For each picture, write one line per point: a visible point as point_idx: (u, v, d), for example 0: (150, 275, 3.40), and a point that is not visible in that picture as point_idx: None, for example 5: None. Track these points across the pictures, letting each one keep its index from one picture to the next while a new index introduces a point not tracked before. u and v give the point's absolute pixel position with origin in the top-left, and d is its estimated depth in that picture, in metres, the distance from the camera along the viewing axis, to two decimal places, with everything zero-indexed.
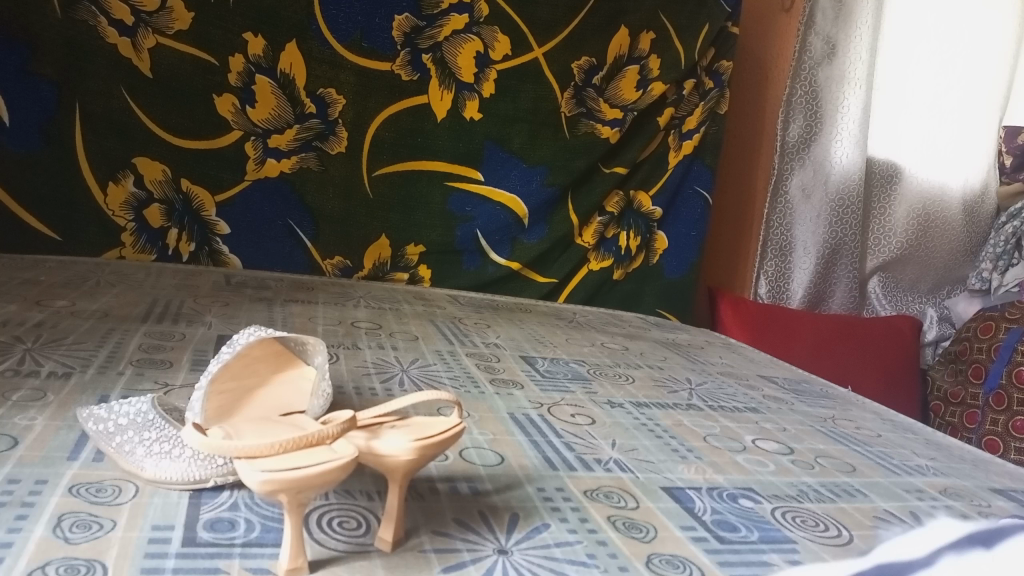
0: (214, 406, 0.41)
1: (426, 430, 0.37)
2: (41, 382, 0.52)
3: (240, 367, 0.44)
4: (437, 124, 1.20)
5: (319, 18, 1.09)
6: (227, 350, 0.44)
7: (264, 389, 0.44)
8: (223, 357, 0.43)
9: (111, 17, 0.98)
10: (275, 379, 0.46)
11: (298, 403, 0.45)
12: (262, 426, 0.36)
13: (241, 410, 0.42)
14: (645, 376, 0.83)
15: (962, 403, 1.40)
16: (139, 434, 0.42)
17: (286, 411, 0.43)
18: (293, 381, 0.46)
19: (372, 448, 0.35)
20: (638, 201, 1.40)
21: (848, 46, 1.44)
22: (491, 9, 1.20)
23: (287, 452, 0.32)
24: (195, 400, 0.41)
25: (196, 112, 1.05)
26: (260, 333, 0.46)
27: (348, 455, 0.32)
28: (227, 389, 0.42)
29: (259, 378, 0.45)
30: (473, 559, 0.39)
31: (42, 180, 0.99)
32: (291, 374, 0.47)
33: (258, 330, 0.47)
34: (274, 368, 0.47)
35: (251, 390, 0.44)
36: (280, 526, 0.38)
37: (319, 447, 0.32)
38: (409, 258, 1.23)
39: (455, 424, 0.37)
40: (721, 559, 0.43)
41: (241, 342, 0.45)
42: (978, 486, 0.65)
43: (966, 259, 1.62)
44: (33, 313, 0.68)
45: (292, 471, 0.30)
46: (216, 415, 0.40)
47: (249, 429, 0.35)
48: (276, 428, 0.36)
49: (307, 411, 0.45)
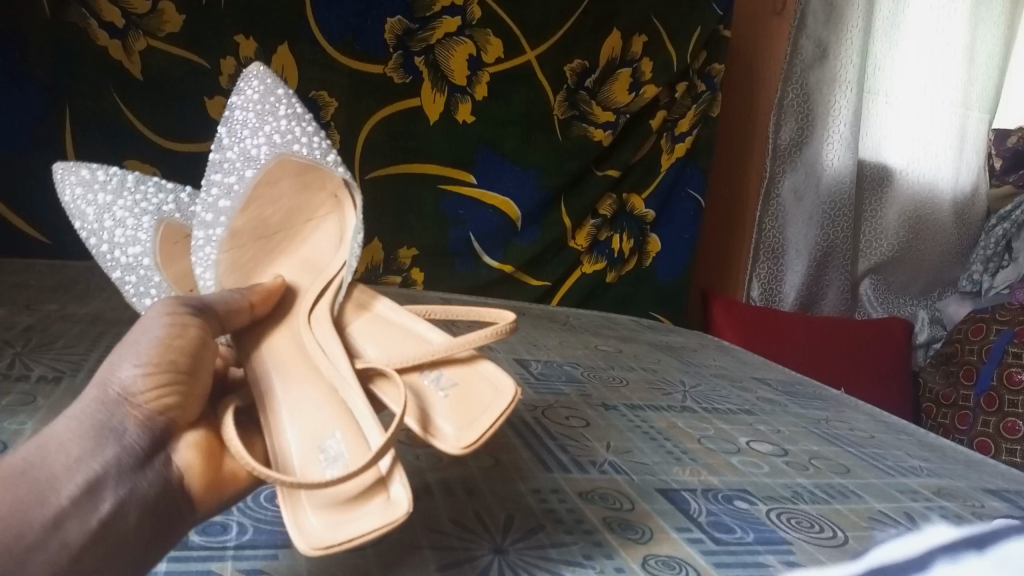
0: (222, 261, 0.51)
1: (481, 418, 0.39)
2: (31, 386, 0.53)
3: (248, 211, 0.51)
4: (430, 126, 1.20)
5: (309, 20, 1.08)
6: (240, 170, 0.50)
7: (298, 234, 0.54)
8: (234, 192, 0.50)
9: (101, 20, 0.97)
10: (308, 208, 0.54)
11: (319, 252, 0.53)
12: (305, 388, 0.44)
13: (273, 263, 0.54)
14: (638, 378, 0.83)
15: (953, 405, 1.41)
16: (152, 191, 0.56)
17: (336, 282, 0.51)
18: (335, 202, 0.53)
19: (430, 437, 0.39)
20: (631, 204, 1.40)
21: (838, 49, 1.44)
22: (483, 12, 1.19)
23: (340, 508, 0.35)
24: (194, 239, 0.51)
25: (186, 115, 1.05)
26: (274, 146, 0.51)
27: (403, 512, 0.34)
28: (237, 236, 0.51)
29: (284, 207, 0.53)
30: (470, 558, 0.40)
31: (32, 185, 0.98)
32: (328, 185, 0.53)
33: (279, 82, 0.55)
34: (297, 177, 0.52)
35: (275, 230, 0.53)
36: (269, 530, 0.42)
37: (374, 495, 0.35)
38: (401, 261, 1.23)
39: (506, 407, 0.39)
40: (717, 561, 0.44)
41: (252, 151, 0.51)
42: (970, 486, 0.66)
43: (955, 260, 1.63)
44: (22, 317, 0.68)
45: (340, 541, 0.33)
46: (176, 272, 0.53)
47: (294, 391, 0.44)
48: (312, 396, 0.44)
49: (327, 258, 0.53)
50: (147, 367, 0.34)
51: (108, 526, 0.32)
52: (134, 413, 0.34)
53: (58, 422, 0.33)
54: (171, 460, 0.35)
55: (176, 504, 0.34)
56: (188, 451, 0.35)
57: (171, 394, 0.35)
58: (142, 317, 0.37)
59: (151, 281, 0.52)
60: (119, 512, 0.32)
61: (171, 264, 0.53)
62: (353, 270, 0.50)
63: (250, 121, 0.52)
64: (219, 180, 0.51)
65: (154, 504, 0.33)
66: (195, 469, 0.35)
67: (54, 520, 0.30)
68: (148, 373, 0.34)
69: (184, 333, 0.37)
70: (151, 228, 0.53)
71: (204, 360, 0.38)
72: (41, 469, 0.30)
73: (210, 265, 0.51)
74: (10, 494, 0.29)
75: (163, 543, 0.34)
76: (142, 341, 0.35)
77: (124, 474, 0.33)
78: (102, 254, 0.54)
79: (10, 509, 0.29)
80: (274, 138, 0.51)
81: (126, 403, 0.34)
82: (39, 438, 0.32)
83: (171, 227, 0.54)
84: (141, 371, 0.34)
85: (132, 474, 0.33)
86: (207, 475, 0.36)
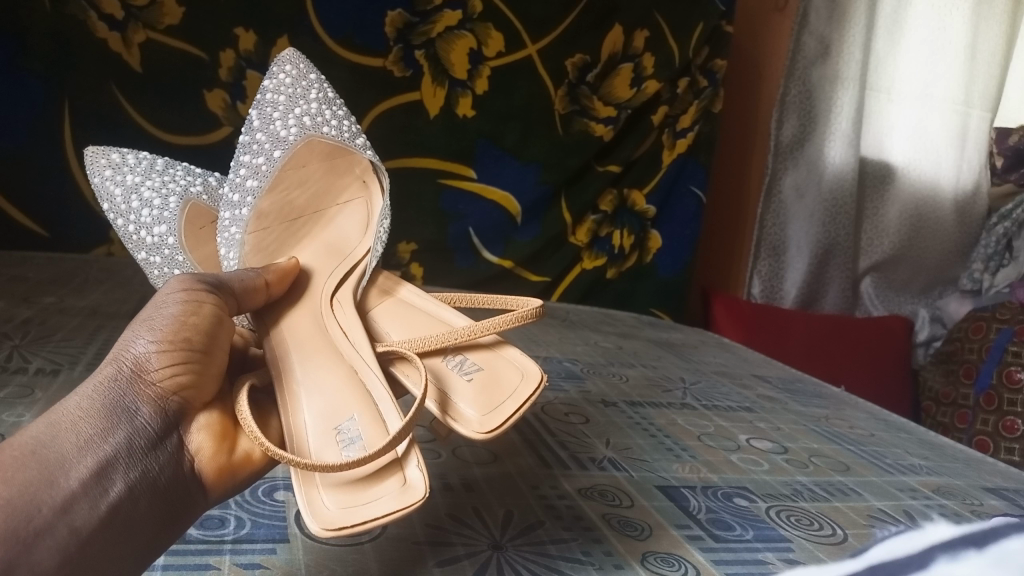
0: (249, 240, 0.55)
1: (503, 403, 0.42)
2: (28, 379, 0.53)
3: (275, 191, 0.55)
4: (429, 121, 1.20)
5: (309, 13, 1.08)
6: (269, 151, 0.55)
7: (323, 217, 0.58)
8: (260, 166, 0.55)
9: (100, 12, 0.97)
10: (332, 192, 0.59)
11: (349, 233, 0.58)
12: (322, 369, 0.47)
13: (296, 245, 0.57)
14: (639, 375, 0.83)
15: (953, 404, 1.42)
16: (181, 178, 0.61)
17: (359, 268, 0.55)
18: (359, 186, 0.59)
19: (450, 419, 0.41)
20: (632, 200, 1.39)
21: (840, 45, 1.44)
22: (484, 6, 1.18)
23: (356, 488, 0.37)
24: (221, 220, 0.55)
25: (185, 108, 1.04)
26: (305, 128, 0.56)
27: (419, 496, 0.35)
28: (264, 217, 0.55)
29: (309, 191, 0.57)
30: (468, 553, 0.40)
31: (32, 177, 0.99)
32: (354, 170, 0.58)
33: (309, 66, 0.60)
34: (324, 160, 0.57)
35: (301, 214, 0.57)
36: (268, 524, 0.42)
37: (390, 476, 0.37)
38: (400, 256, 1.23)
39: (526, 401, 0.41)
40: (717, 558, 0.43)
41: (282, 133, 0.56)
42: (970, 485, 0.66)
43: (957, 258, 1.62)
44: (20, 309, 0.68)
45: (351, 527, 0.34)
46: (201, 254, 0.59)
47: (312, 368, 0.47)
48: (330, 374, 0.47)
49: (355, 238, 0.57)
50: (161, 344, 0.38)
51: (121, 510, 0.34)
52: (146, 392, 0.37)
53: (69, 401, 0.36)
54: (185, 444, 0.39)
55: (185, 489, 0.38)
56: (201, 435, 0.39)
57: (187, 373, 0.39)
58: (159, 293, 0.41)
59: (176, 260, 0.58)
60: (129, 493, 0.35)
61: (197, 246, 0.59)
62: (377, 256, 0.55)
63: (281, 104, 0.58)
64: (248, 162, 0.55)
65: (163, 488, 0.36)
66: (207, 450, 0.39)
67: (63, 504, 0.32)
68: (161, 351, 0.38)
69: (199, 311, 0.41)
70: (176, 209, 0.59)
71: (218, 341, 0.42)
72: (52, 448, 0.33)
73: (235, 244, 0.55)
74: (22, 476, 0.31)
75: (173, 525, 0.36)
76: (158, 317, 0.40)
77: (135, 456, 0.36)
78: (129, 234, 0.60)
79: (22, 492, 0.31)
80: (304, 121, 0.57)
81: (140, 384, 0.37)
82: (51, 416, 0.34)
83: (194, 212, 0.60)
84: (154, 348, 0.38)
85: (146, 458, 0.36)
86: (219, 459, 0.39)
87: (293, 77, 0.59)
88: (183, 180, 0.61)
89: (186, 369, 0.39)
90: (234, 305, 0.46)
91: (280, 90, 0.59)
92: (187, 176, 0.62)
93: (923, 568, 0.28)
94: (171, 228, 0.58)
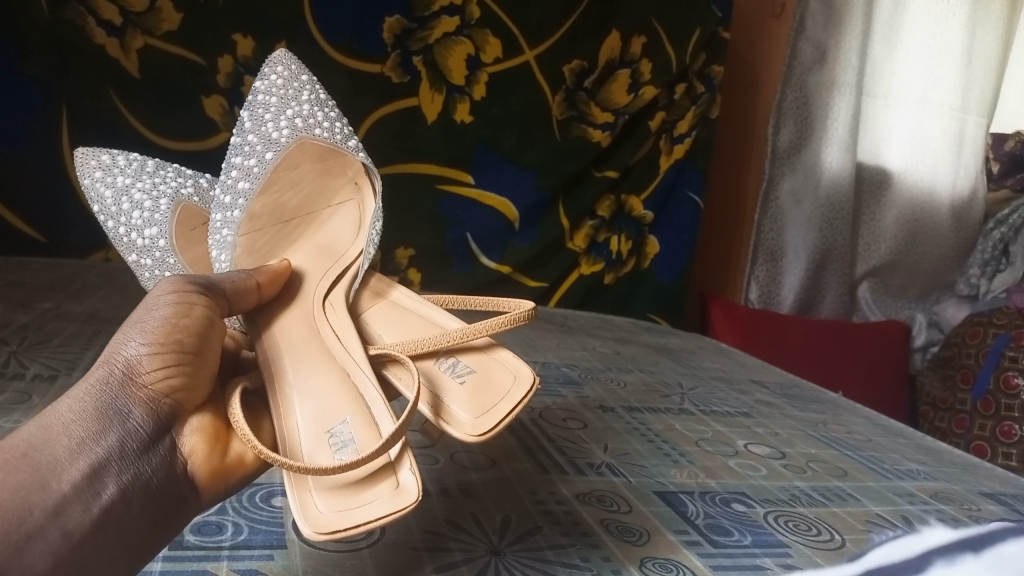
0: (240, 242, 0.56)
1: (497, 405, 0.42)
2: (25, 384, 0.53)
3: (267, 193, 0.55)
4: (427, 126, 1.20)
5: (308, 19, 1.08)
6: (260, 153, 0.55)
7: (317, 218, 0.58)
8: (252, 165, 0.55)
9: (99, 18, 0.97)
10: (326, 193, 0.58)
11: (342, 235, 0.57)
12: (314, 372, 0.47)
13: (291, 247, 0.58)
14: (636, 381, 0.83)
15: (950, 409, 1.42)
16: (172, 179, 0.61)
17: (351, 269, 0.55)
18: (352, 188, 0.58)
19: (442, 421, 0.41)
20: (629, 205, 1.39)
21: (836, 52, 1.44)
22: (482, 11, 1.19)
23: (348, 491, 0.36)
24: (213, 222, 0.55)
25: (184, 113, 1.04)
26: (296, 130, 0.56)
27: (412, 499, 0.35)
28: (256, 218, 0.55)
29: (303, 193, 0.57)
30: (466, 559, 0.40)
31: (30, 183, 0.99)
32: (347, 172, 0.58)
33: (301, 67, 0.61)
34: (317, 162, 0.56)
35: (294, 215, 0.57)
36: (266, 530, 0.42)
37: (382, 480, 0.37)
38: (398, 261, 1.23)
39: (517, 405, 0.41)
40: (715, 563, 0.43)
41: (274, 134, 0.56)
42: (967, 490, 0.66)
43: (955, 263, 1.62)
44: (18, 315, 0.68)
45: (343, 530, 0.34)
46: (193, 256, 0.59)
47: (306, 370, 0.47)
48: (324, 376, 0.47)
49: (347, 241, 0.57)
50: (153, 346, 0.38)
51: (114, 513, 0.34)
52: (139, 395, 0.37)
53: (61, 403, 0.36)
54: (177, 446, 0.38)
55: (179, 491, 0.38)
56: (194, 437, 0.39)
57: (179, 376, 0.39)
58: (150, 295, 0.41)
59: (166, 262, 0.58)
60: (121, 496, 0.35)
61: (188, 248, 0.59)
62: (369, 258, 0.55)
63: (273, 105, 0.57)
64: (239, 163, 0.55)
65: (155, 491, 0.36)
66: (200, 452, 0.39)
67: (56, 507, 0.32)
68: (152, 353, 0.38)
69: (191, 313, 0.41)
70: (167, 212, 0.59)
71: (210, 342, 0.42)
72: (43, 451, 0.33)
73: (227, 246, 0.55)
74: (13, 480, 0.31)
75: (166, 528, 0.36)
76: (150, 319, 0.39)
77: (127, 459, 0.36)
78: (119, 236, 0.60)
79: (13, 496, 0.31)
80: (296, 123, 0.57)
81: (131, 386, 0.37)
82: (42, 419, 0.34)
83: (185, 214, 0.60)
84: (146, 351, 0.38)
85: (140, 460, 0.36)
86: (213, 462, 0.39)
87: (285, 79, 0.59)
88: (174, 182, 0.61)
89: (177, 371, 0.39)
90: (225, 307, 0.46)
91: (272, 91, 0.59)
92: (178, 178, 0.62)
93: (923, 571, 0.28)
94: (163, 230, 0.58)
